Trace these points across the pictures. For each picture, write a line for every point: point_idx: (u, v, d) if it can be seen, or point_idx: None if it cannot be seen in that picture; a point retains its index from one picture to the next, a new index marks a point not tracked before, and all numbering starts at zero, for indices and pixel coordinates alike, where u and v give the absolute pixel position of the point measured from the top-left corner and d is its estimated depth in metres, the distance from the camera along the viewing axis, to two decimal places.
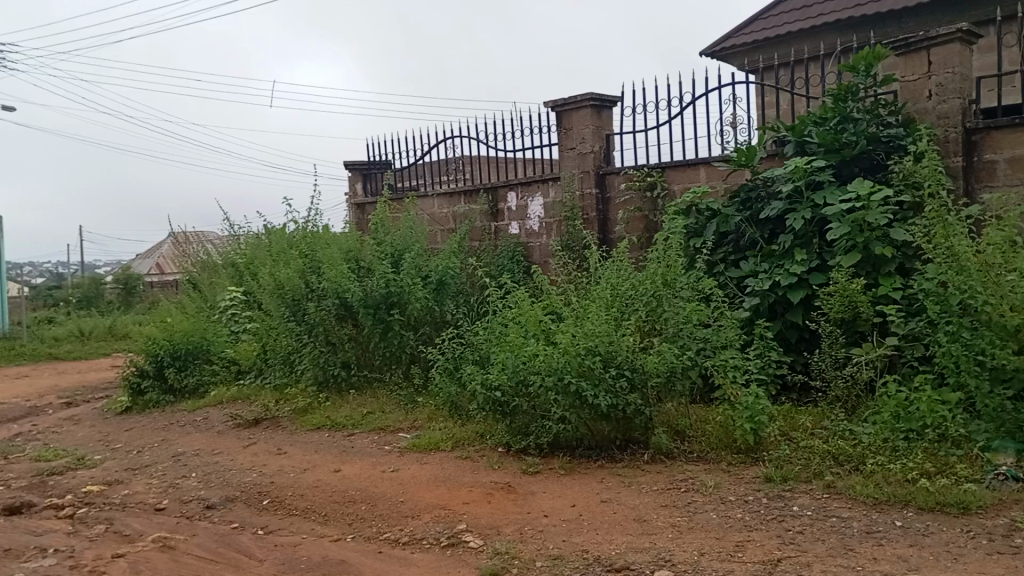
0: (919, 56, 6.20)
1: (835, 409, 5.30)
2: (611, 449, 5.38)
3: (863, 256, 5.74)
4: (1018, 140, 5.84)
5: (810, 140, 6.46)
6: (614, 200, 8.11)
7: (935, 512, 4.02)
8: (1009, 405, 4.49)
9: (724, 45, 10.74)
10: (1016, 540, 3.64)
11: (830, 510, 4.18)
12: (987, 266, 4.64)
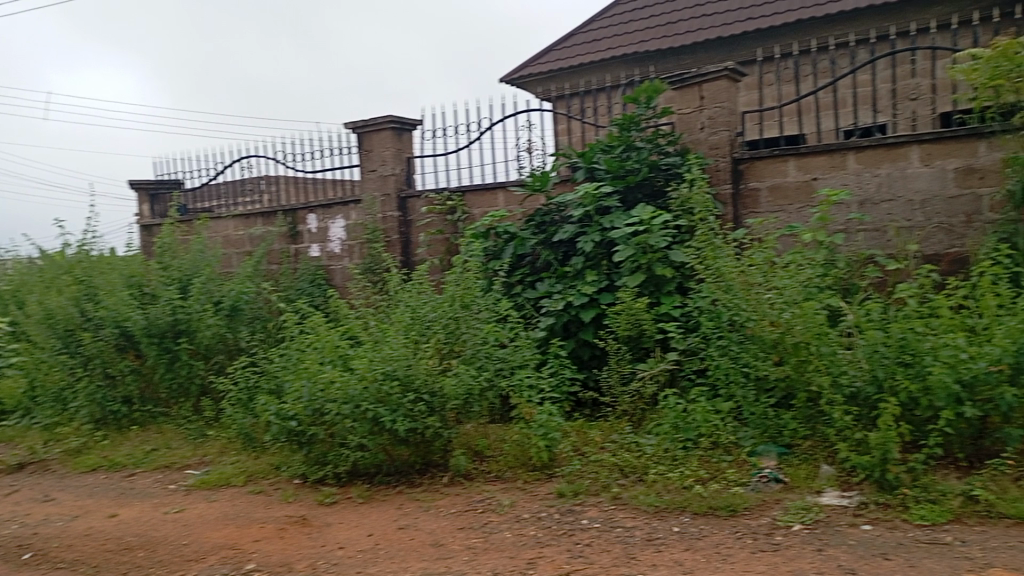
0: (692, 90, 6.75)
1: (624, 423, 5.56)
2: (410, 474, 5.36)
3: (646, 276, 6.11)
4: (776, 170, 6.46)
5: (598, 166, 6.78)
6: (415, 223, 8.12)
7: (707, 516, 4.31)
8: (771, 412, 4.90)
9: (522, 73, 11.11)
10: (776, 537, 3.97)
11: (616, 521, 4.37)
12: (749, 284, 5.08)
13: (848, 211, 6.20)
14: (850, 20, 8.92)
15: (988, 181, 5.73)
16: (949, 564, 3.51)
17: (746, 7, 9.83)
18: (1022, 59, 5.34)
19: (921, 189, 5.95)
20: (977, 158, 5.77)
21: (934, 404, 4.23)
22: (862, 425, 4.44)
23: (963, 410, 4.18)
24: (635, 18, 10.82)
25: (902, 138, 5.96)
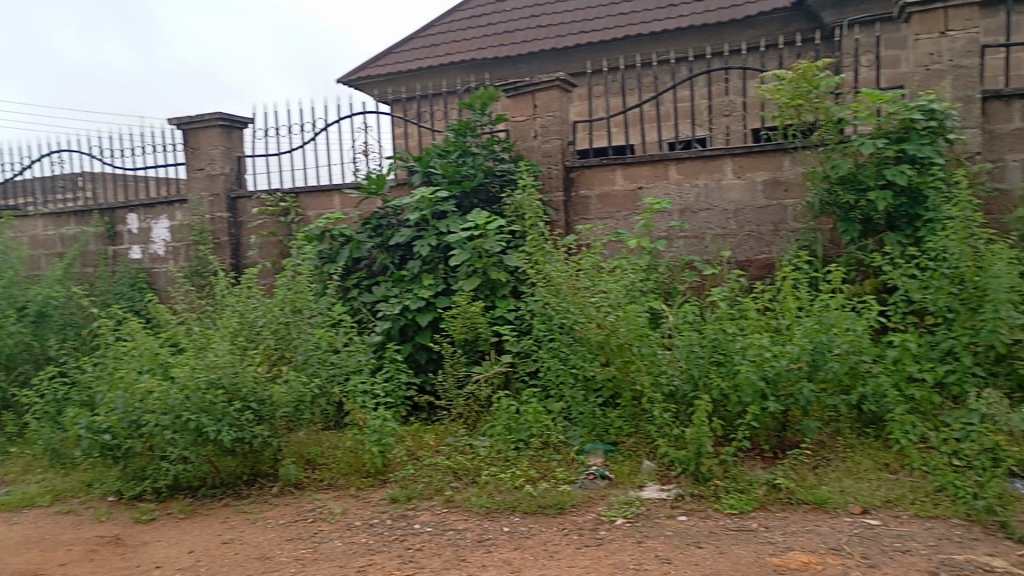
0: (526, 99, 6.99)
1: (459, 426, 5.60)
2: (237, 485, 5.18)
3: (481, 280, 6.19)
4: (603, 179, 6.82)
5: (434, 171, 6.79)
6: (246, 225, 7.82)
7: (536, 515, 4.42)
8: (598, 411, 5.11)
9: (359, 74, 10.97)
10: (600, 532, 4.12)
11: (447, 524, 4.40)
12: (576, 288, 5.26)
13: (670, 219, 6.59)
14: (674, 38, 9.44)
15: (792, 193, 6.26)
16: (755, 549, 3.78)
17: (578, 20, 10.17)
18: (819, 82, 5.84)
19: (734, 199, 6.41)
20: (782, 172, 6.28)
21: (742, 399, 4.55)
22: (679, 421, 4.71)
23: (767, 404, 4.53)
24: (472, 25, 10.95)
25: (716, 152, 6.41)
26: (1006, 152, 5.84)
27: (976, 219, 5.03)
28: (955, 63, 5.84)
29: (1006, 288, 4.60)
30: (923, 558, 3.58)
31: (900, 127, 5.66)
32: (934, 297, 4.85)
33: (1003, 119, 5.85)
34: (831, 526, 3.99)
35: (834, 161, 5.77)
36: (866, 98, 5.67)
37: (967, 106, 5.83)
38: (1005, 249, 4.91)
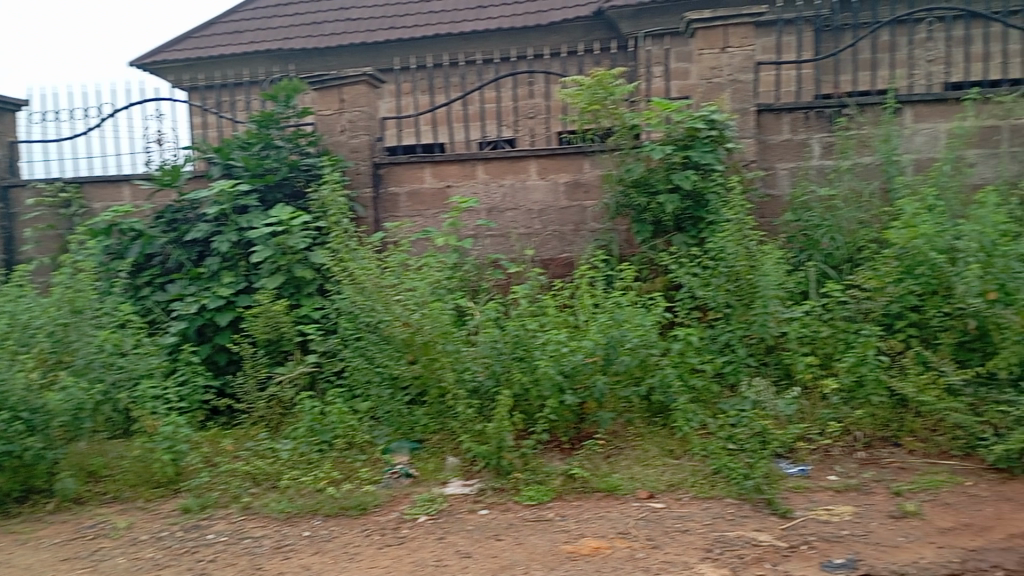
0: (332, 93, 6.86)
1: (259, 430, 5.34)
2: (6, 504, 4.71)
3: (285, 278, 6.00)
4: (411, 177, 6.82)
5: (234, 164, 6.50)
6: (20, 217, 7.13)
7: (338, 517, 4.35)
8: (405, 410, 5.08)
9: (154, 59, 10.31)
10: (402, 531, 4.12)
11: (243, 532, 4.23)
12: (381, 286, 5.22)
13: (477, 217, 6.72)
14: (483, 40, 9.60)
15: (591, 194, 6.55)
16: (550, 538, 3.92)
17: (389, 15, 10.09)
18: (614, 89, 6.19)
19: (539, 200, 6.64)
20: (583, 174, 6.57)
21: (541, 393, 4.73)
22: (482, 416, 4.78)
23: (565, 398, 4.73)
24: (278, 14, 10.57)
25: (522, 152, 6.60)
26: (777, 160, 6.43)
27: (748, 223, 5.57)
28: (734, 78, 6.37)
29: (774, 285, 5.15)
30: (700, 537, 3.87)
31: (686, 135, 6.08)
32: (713, 294, 5.29)
33: (773, 131, 6.43)
34: (620, 511, 4.22)
35: (628, 166, 6.15)
36: (657, 107, 6.06)
37: (743, 118, 6.37)
38: (772, 251, 5.45)
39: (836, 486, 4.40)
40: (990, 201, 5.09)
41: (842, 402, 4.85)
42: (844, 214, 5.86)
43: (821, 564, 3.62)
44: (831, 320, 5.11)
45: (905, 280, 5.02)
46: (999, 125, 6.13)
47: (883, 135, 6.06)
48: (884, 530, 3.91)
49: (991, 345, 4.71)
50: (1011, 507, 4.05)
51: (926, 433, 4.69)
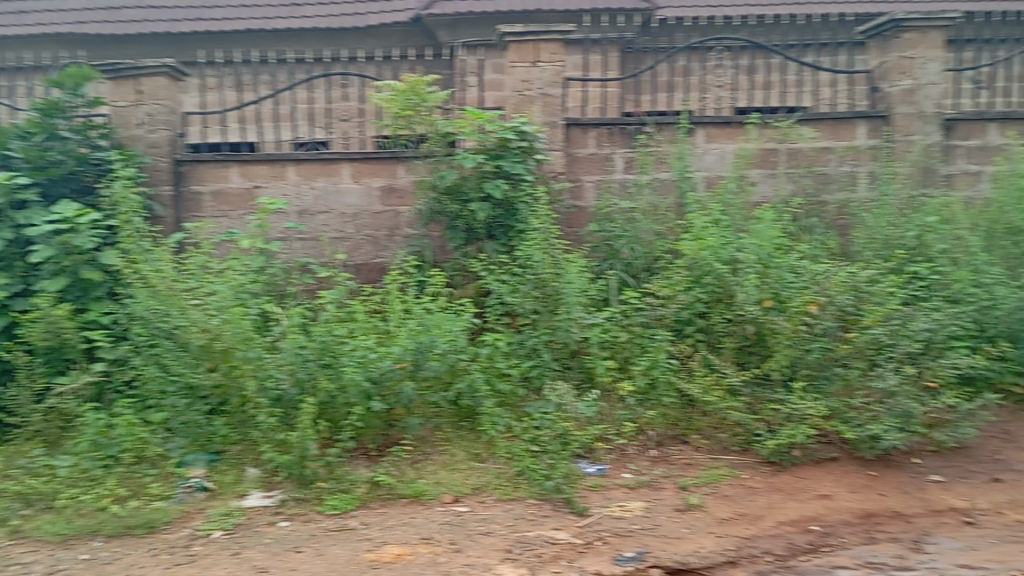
0: (127, 83, 6.45)
1: (35, 445, 4.89)
2: None
3: (69, 280, 5.52)
4: (216, 175, 6.51)
5: (11, 154, 5.86)
6: None
7: (122, 538, 4.10)
8: (202, 420, 4.81)
9: None
10: (193, 548, 3.94)
11: (11, 560, 3.90)
12: (175, 289, 4.91)
13: (286, 220, 6.52)
14: (297, 39, 9.39)
15: (405, 200, 6.53)
16: (352, 547, 3.88)
17: (195, 5, 9.61)
18: (426, 96, 6.26)
19: (351, 204, 6.53)
20: (396, 179, 6.53)
21: (348, 401, 4.65)
22: (285, 425, 4.64)
23: (372, 404, 4.68)
24: None
25: (334, 155, 6.48)
26: (583, 173, 6.72)
27: (553, 232, 5.78)
28: (543, 92, 6.61)
29: (577, 292, 5.36)
30: (501, 538, 3.96)
31: (498, 145, 6.17)
32: (521, 301, 5.43)
33: (580, 144, 6.72)
34: (424, 517, 4.24)
35: (441, 173, 6.19)
36: (469, 116, 6.12)
37: (552, 130, 6.63)
38: (576, 260, 5.66)
39: (629, 484, 4.63)
40: (767, 218, 5.58)
41: (637, 403, 5.14)
42: (642, 225, 6.21)
43: (613, 558, 3.81)
44: (628, 326, 5.40)
45: (694, 288, 5.39)
46: (777, 149, 6.73)
47: (677, 153, 6.50)
48: (670, 523, 4.17)
49: (767, 349, 5.10)
50: (780, 497, 4.44)
51: (709, 430, 5.11)
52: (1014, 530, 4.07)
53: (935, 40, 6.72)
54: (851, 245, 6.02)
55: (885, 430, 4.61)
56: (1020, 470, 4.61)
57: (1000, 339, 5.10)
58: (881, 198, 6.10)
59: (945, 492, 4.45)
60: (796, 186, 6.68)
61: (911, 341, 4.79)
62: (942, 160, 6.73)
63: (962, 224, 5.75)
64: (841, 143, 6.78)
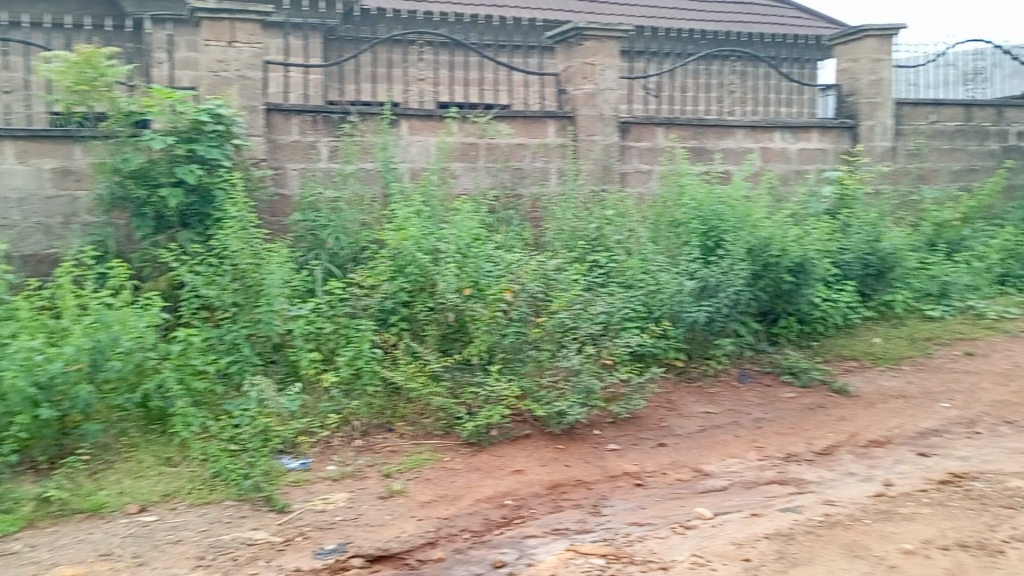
0: None
1: None
2: None
3: None
4: None
5: None
6: None
7: None
8: None
9: None
10: None
11: None
12: None
13: None
14: None
15: (83, 183, 5.91)
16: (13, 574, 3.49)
17: None
18: (105, 70, 5.67)
19: (16, 187, 5.79)
20: (72, 161, 5.90)
21: (10, 410, 4.12)
22: None
23: (40, 412, 4.18)
24: None
25: None
26: (286, 161, 6.53)
27: (252, 220, 5.55)
28: (241, 74, 6.30)
29: (279, 283, 5.21)
30: (193, 545, 3.77)
31: (189, 127, 5.80)
32: (218, 294, 5.18)
33: (283, 131, 6.53)
34: (104, 531, 3.89)
35: (125, 155, 5.70)
36: (156, 94, 5.70)
37: (252, 115, 6.35)
38: (276, 251, 5.49)
39: (333, 476, 4.60)
40: (464, 210, 5.84)
41: (342, 394, 5.14)
42: (346, 214, 6.20)
43: (313, 553, 3.77)
44: (334, 316, 5.42)
45: (398, 278, 5.50)
46: (477, 143, 7.03)
47: (381, 144, 6.56)
48: (372, 511, 4.20)
49: (468, 335, 5.31)
50: (478, 476, 4.66)
51: (414, 417, 5.18)
52: (674, 488, 4.62)
53: (611, 50, 7.43)
54: (543, 236, 6.49)
55: (569, 406, 5.02)
56: (680, 433, 5.25)
57: (663, 319, 5.76)
58: (569, 193, 6.66)
59: (620, 459, 4.95)
60: (494, 180, 7.07)
61: (591, 323, 5.30)
62: (619, 159, 7.47)
63: (635, 218, 6.44)
64: (534, 140, 7.24)
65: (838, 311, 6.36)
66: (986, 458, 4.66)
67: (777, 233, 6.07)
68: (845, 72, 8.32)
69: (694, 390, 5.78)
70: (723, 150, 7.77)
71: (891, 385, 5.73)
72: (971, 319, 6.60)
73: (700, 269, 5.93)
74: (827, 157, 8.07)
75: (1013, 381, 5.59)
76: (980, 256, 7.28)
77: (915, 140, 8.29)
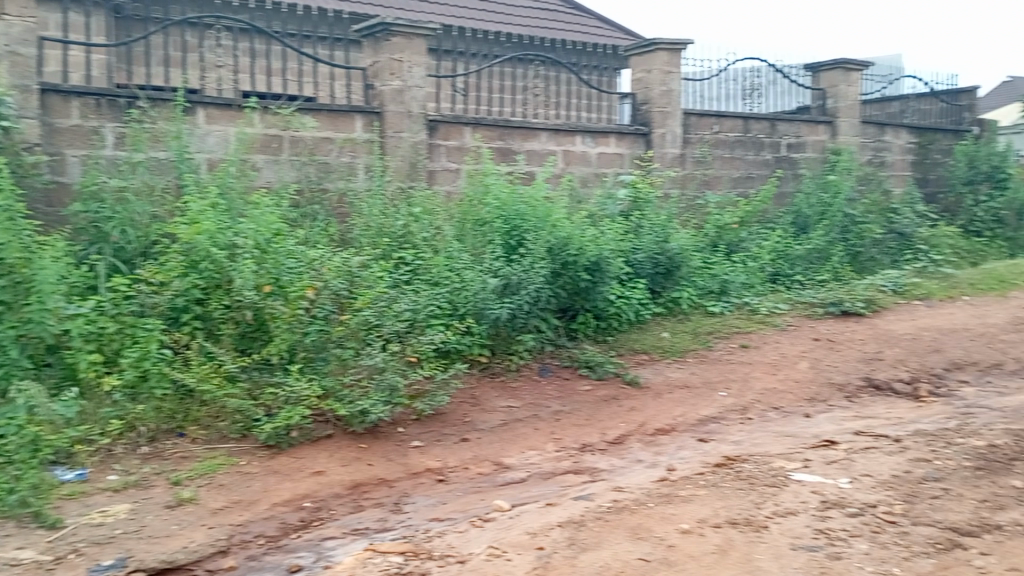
0: None
1: None
2: None
3: None
4: None
5: None
6: None
7: None
8: None
9: None
10: None
11: None
12: None
13: None
14: None
15: None
16: None
17: None
18: None
19: None
20: None
21: None
22: None
23: None
24: None
25: None
26: (66, 146, 6.02)
27: (21, 210, 5.02)
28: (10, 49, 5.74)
29: (53, 279, 4.75)
30: None
31: None
32: None
33: (61, 114, 6.01)
34: None
35: None
36: None
37: (23, 95, 5.80)
38: (51, 245, 5.06)
39: (114, 486, 4.29)
40: (263, 204, 5.60)
41: (127, 398, 4.82)
42: (134, 205, 5.76)
43: (88, 570, 3.54)
44: (118, 315, 5.04)
45: (190, 274, 5.20)
46: (279, 135, 6.80)
47: (174, 132, 6.17)
48: (158, 522, 3.97)
49: (267, 333, 5.14)
50: (276, 479, 4.52)
51: (207, 420, 4.93)
52: (475, 482, 4.70)
53: (419, 47, 7.43)
54: (349, 231, 6.40)
55: (372, 404, 4.97)
56: (482, 428, 5.36)
57: (468, 316, 5.84)
58: (375, 189, 6.61)
59: (422, 455, 4.97)
60: (298, 174, 6.86)
61: (395, 320, 5.29)
62: (427, 157, 7.49)
63: (440, 216, 6.51)
64: (340, 134, 7.10)
65: (630, 307, 6.75)
66: (756, 441, 5.10)
67: (574, 233, 6.35)
68: (639, 82, 8.81)
69: (497, 385, 5.91)
70: (527, 152, 7.99)
71: (676, 376, 6.15)
72: (746, 314, 7.18)
73: (503, 267, 6.07)
74: (623, 162, 8.51)
75: (780, 370, 6.16)
76: (754, 256, 7.98)
77: (701, 147, 8.93)
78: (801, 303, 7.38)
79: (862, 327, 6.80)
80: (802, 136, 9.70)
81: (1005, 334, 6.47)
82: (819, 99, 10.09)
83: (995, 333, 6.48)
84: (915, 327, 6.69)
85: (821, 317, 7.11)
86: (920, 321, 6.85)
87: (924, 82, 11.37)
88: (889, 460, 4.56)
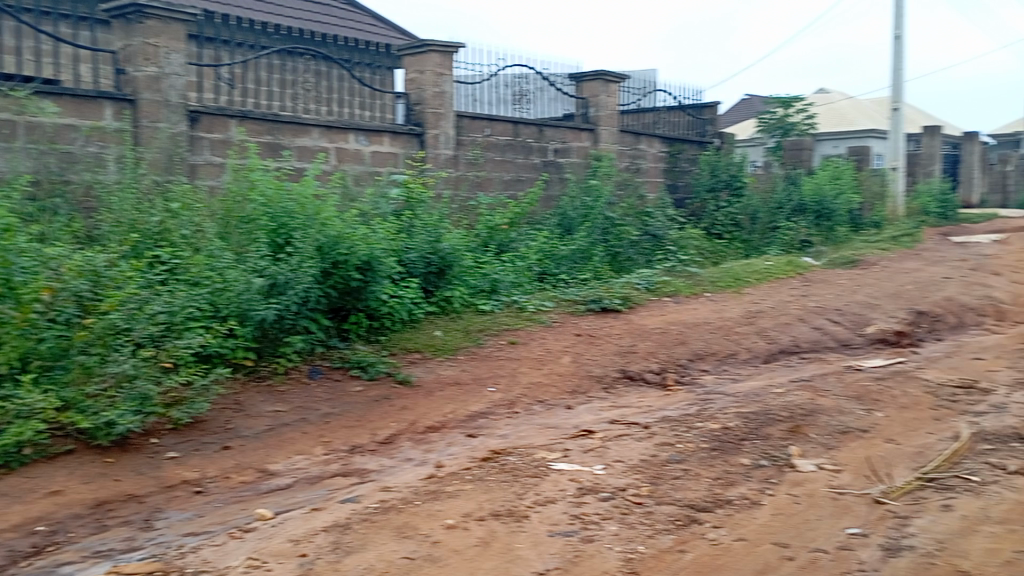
0: None
1: None
2: None
3: None
4: None
5: None
6: None
7: None
8: None
9: None
10: None
11: None
12: None
13: None
14: None
15: None
16: None
17: None
18: None
19: None
20: None
21: None
22: None
23: None
24: None
25: None
26: None
27: None
28: None
29: None
30: None
31: None
32: None
33: None
34: None
35: None
36: None
37: None
38: None
39: None
40: None
41: None
42: None
43: None
44: None
45: None
46: (12, 120, 6.13)
47: None
48: None
49: None
50: (3, 502, 4.08)
51: None
52: (236, 491, 4.50)
53: (177, 33, 6.98)
54: (98, 228, 5.91)
55: (119, 415, 4.62)
56: (245, 435, 5.13)
57: (230, 318, 5.58)
58: (127, 182, 6.12)
59: (178, 467, 4.67)
60: (35, 163, 6.17)
61: (148, 323, 4.95)
62: (188, 150, 7.06)
63: (201, 212, 6.18)
64: (87, 122, 6.52)
65: (403, 306, 6.75)
66: (521, 434, 5.30)
67: (345, 232, 6.24)
68: (412, 82, 8.84)
69: (263, 388, 5.69)
70: (298, 148, 7.77)
71: (447, 374, 6.24)
72: (515, 311, 7.44)
73: (269, 266, 5.84)
74: (396, 161, 8.51)
75: (545, 364, 6.44)
76: (522, 256, 8.30)
77: (473, 150, 9.12)
78: (565, 300, 7.78)
79: (619, 323, 7.28)
80: (567, 142, 10.22)
81: (740, 326, 7.19)
82: (581, 107, 10.64)
83: (730, 326, 7.19)
84: (665, 322, 7.27)
85: (583, 313, 7.53)
86: (668, 316, 7.44)
87: (673, 96, 12.39)
88: (639, 446, 4.91)
